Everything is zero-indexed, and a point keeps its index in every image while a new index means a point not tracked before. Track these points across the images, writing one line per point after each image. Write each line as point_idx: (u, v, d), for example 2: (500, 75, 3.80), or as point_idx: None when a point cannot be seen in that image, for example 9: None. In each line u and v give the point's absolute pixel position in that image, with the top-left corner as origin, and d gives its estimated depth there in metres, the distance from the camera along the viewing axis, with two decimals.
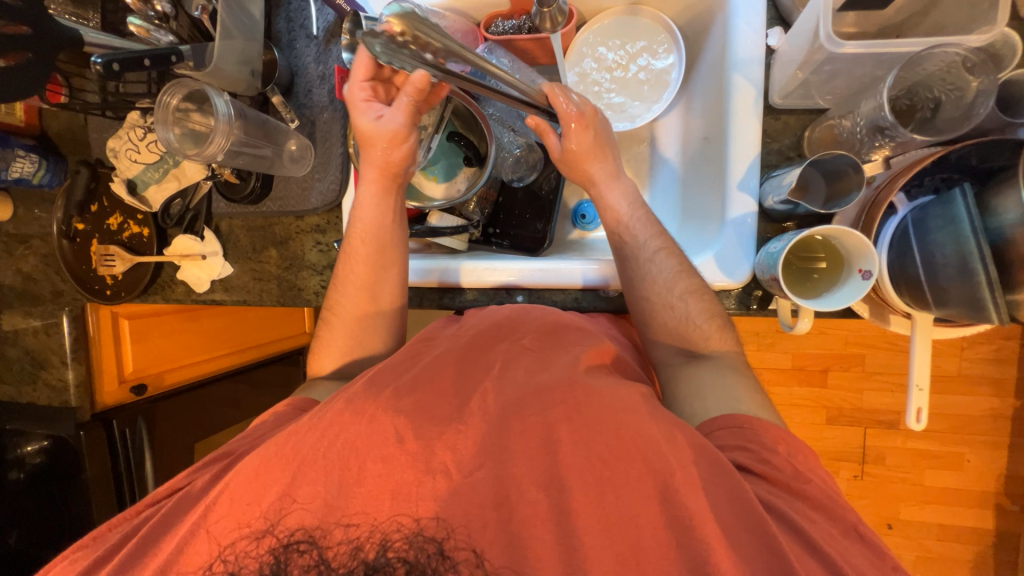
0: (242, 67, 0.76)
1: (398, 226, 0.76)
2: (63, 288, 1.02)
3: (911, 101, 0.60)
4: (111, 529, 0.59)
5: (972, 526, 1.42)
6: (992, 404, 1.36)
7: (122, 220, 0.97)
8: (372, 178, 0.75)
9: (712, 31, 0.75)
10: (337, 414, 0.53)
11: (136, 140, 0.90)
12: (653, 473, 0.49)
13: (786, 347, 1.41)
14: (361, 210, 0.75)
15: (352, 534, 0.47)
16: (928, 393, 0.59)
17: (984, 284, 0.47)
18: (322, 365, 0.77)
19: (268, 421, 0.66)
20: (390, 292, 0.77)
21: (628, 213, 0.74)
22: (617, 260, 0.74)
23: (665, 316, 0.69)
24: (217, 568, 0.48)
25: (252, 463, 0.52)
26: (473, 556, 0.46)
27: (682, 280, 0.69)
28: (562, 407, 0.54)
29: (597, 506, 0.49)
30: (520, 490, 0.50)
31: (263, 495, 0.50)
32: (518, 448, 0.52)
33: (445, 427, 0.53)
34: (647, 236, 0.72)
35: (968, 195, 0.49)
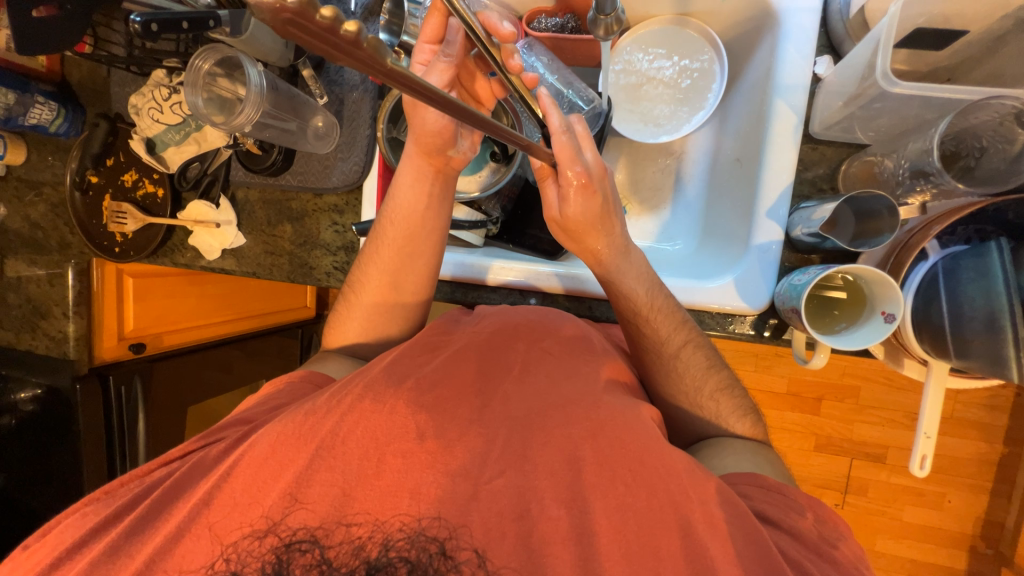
0: (277, 38, 0.76)
1: (433, 214, 0.72)
2: (70, 240, 1.01)
3: (956, 147, 0.58)
4: (124, 485, 0.61)
5: (944, 564, 1.44)
6: (979, 448, 1.37)
7: (137, 178, 0.95)
8: (414, 155, 0.69)
9: (757, 51, 0.74)
10: (356, 402, 0.57)
11: (160, 99, 0.88)
12: (650, 494, 0.52)
13: (783, 370, 1.42)
14: (397, 197, 0.72)
15: (352, 535, 0.50)
16: (935, 441, 0.59)
17: (1010, 342, 0.47)
18: (340, 340, 0.79)
19: (283, 390, 0.68)
20: (417, 278, 0.75)
21: (647, 299, 0.66)
22: (638, 347, 0.70)
23: (694, 416, 0.69)
24: (219, 566, 0.50)
25: (269, 437, 0.55)
26: (474, 557, 0.49)
27: (711, 379, 0.68)
28: (586, 426, 0.56)
29: (593, 521, 0.51)
30: (541, 503, 0.52)
31: (275, 481, 0.53)
32: (540, 460, 0.54)
33: (466, 429, 0.56)
34: (670, 331, 0.67)
35: (1004, 250, 0.49)
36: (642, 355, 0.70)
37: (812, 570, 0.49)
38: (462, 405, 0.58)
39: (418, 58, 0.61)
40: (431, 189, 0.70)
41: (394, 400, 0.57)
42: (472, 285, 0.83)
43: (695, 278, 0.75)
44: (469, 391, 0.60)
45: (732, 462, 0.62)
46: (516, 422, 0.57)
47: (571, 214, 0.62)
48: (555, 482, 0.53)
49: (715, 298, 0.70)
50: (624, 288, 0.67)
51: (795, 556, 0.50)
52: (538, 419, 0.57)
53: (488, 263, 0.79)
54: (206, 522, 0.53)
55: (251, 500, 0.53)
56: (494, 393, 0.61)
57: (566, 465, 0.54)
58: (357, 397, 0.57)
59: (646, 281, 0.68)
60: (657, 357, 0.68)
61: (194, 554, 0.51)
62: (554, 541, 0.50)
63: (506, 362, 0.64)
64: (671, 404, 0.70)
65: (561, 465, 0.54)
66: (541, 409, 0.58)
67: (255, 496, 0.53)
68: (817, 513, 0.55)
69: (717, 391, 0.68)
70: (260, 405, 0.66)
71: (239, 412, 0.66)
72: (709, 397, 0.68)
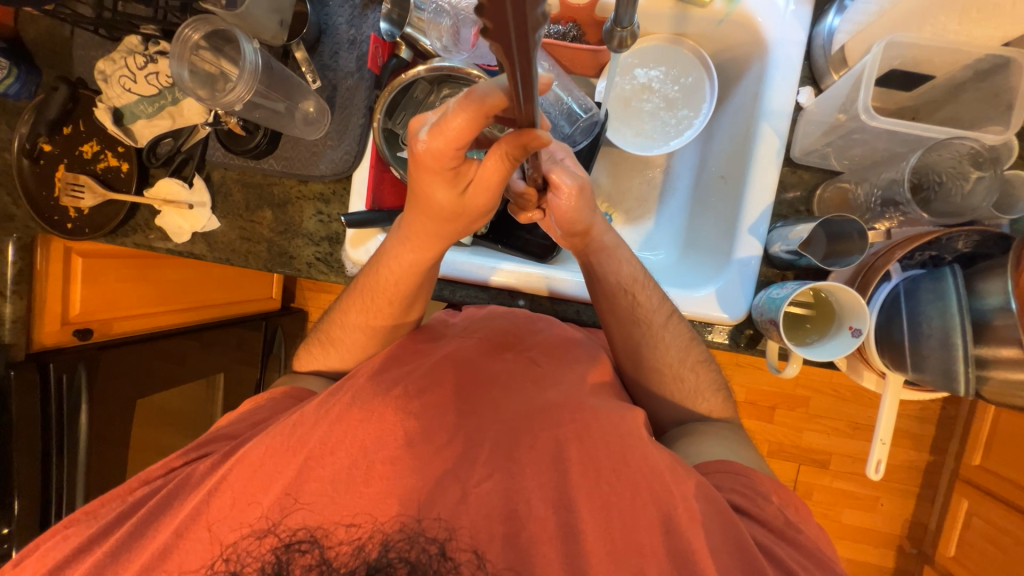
0: (272, 16, 0.72)
1: (426, 281, 0.68)
2: (14, 213, 0.92)
3: (918, 179, 0.65)
4: (99, 506, 0.58)
5: (877, 562, 1.56)
6: (910, 456, 1.50)
7: (98, 150, 0.89)
8: (414, 228, 0.61)
9: (746, 76, 0.78)
10: (344, 411, 0.55)
11: (133, 68, 0.82)
12: (633, 491, 0.53)
13: (742, 380, 1.50)
14: (387, 261, 0.66)
15: (353, 534, 0.49)
16: (889, 447, 0.64)
17: (960, 358, 0.53)
18: (317, 346, 0.74)
19: (260, 405, 0.65)
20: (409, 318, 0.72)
21: (642, 274, 0.70)
22: (626, 321, 0.70)
23: (673, 387, 0.70)
24: (219, 566, 0.49)
25: (258, 450, 0.53)
26: (474, 557, 0.49)
27: (692, 352, 0.70)
28: (572, 426, 0.57)
29: (580, 521, 0.51)
30: (529, 505, 0.52)
31: (265, 494, 0.51)
32: (530, 461, 0.54)
33: (454, 433, 0.55)
34: (659, 301, 0.70)
35: (958, 275, 0.55)
36: (627, 337, 0.71)
37: (784, 559, 0.51)
38: (449, 408, 0.57)
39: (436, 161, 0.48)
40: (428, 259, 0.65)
41: (381, 406, 0.56)
42: (461, 284, 0.83)
43: (679, 287, 0.78)
44: (455, 393, 0.59)
45: (706, 448, 0.64)
46: (503, 425, 0.57)
47: (565, 214, 0.64)
48: (545, 483, 0.53)
49: (699, 307, 0.73)
50: (620, 257, 0.70)
51: (770, 549, 0.52)
52: (527, 420, 0.57)
53: (479, 264, 0.79)
54: (203, 526, 0.51)
55: (243, 505, 0.51)
56: (482, 399, 0.60)
57: (552, 466, 0.54)
58: (344, 406, 0.55)
59: (630, 253, 0.71)
60: (643, 333, 0.70)
61: (191, 556, 0.50)
62: (541, 541, 0.50)
63: (495, 364, 0.64)
64: (656, 389, 0.71)
65: (548, 468, 0.54)
66: (529, 411, 0.58)
67: (252, 498, 0.52)
68: (781, 498, 0.58)
69: (697, 363, 0.70)
70: (242, 414, 0.63)
71: (221, 426, 0.63)
72: (690, 368, 0.70)
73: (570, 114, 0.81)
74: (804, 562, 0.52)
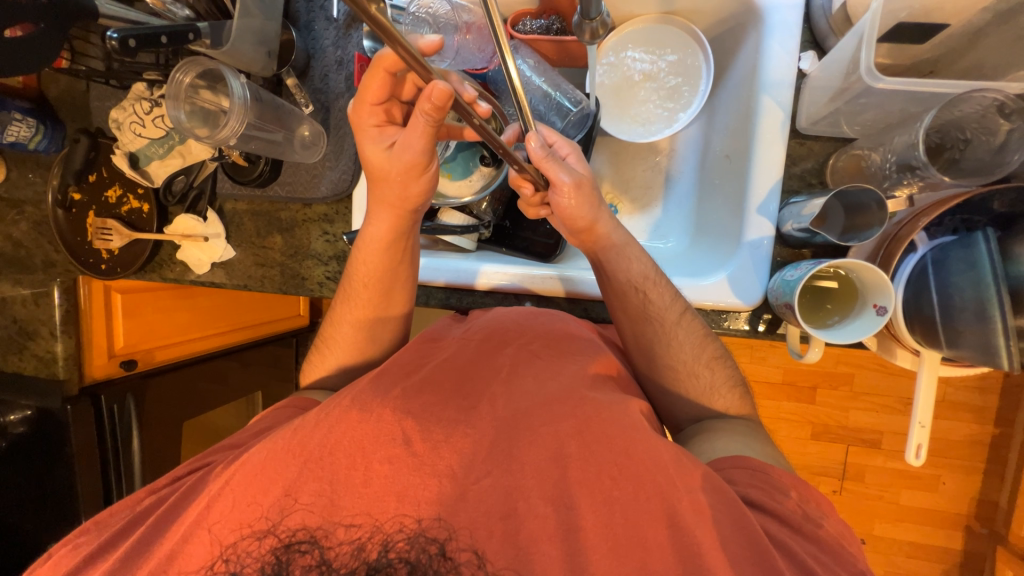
0: (260, 48, 0.73)
1: (403, 265, 0.72)
2: (56, 259, 1.00)
3: (941, 139, 0.59)
4: (112, 514, 0.60)
5: (941, 545, 1.46)
6: (971, 430, 1.39)
7: (121, 194, 0.94)
8: (383, 217, 0.68)
9: (743, 46, 0.74)
10: (344, 413, 0.55)
11: (142, 113, 0.86)
12: (636, 485, 0.51)
13: (778, 360, 1.43)
14: (363, 254, 0.71)
15: (353, 535, 0.49)
16: (929, 430, 0.59)
17: (999, 331, 0.49)
18: (325, 361, 0.76)
19: (264, 418, 0.67)
20: (394, 318, 0.76)
21: (653, 270, 0.68)
22: (639, 319, 0.69)
23: (689, 385, 0.68)
24: (218, 568, 0.49)
25: (258, 456, 0.53)
26: (474, 557, 0.48)
27: (706, 348, 0.68)
28: (572, 421, 0.55)
29: (579, 516, 0.50)
30: (527, 502, 0.51)
31: (254, 503, 0.51)
32: (528, 460, 0.53)
33: (452, 430, 0.55)
34: (670, 296, 0.68)
35: (991, 240, 0.50)
36: (640, 334, 0.69)
37: (798, 550, 0.49)
38: (447, 408, 0.57)
39: (368, 120, 0.60)
40: (398, 240, 0.70)
41: (380, 407, 0.56)
42: (466, 290, 0.83)
43: (689, 276, 0.75)
44: (453, 395, 0.59)
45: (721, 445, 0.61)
46: (500, 423, 0.56)
47: (566, 212, 0.64)
48: (546, 482, 0.52)
49: (711, 296, 0.70)
50: (629, 254, 0.68)
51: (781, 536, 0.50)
52: (526, 418, 0.56)
53: (483, 268, 0.79)
54: (205, 526, 0.51)
55: (246, 500, 0.51)
56: (481, 396, 0.60)
57: (553, 463, 0.53)
58: (345, 407, 0.55)
59: (640, 250, 0.69)
60: (656, 330, 0.68)
61: (193, 556, 0.50)
62: (539, 537, 0.49)
63: (494, 364, 0.64)
64: (671, 389, 0.69)
65: (546, 463, 0.53)
66: (527, 409, 0.57)
67: (253, 496, 0.51)
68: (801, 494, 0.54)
69: (712, 359, 0.68)
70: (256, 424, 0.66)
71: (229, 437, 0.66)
72: (705, 365, 0.68)
73: (562, 109, 0.79)
74: (822, 557, 0.49)
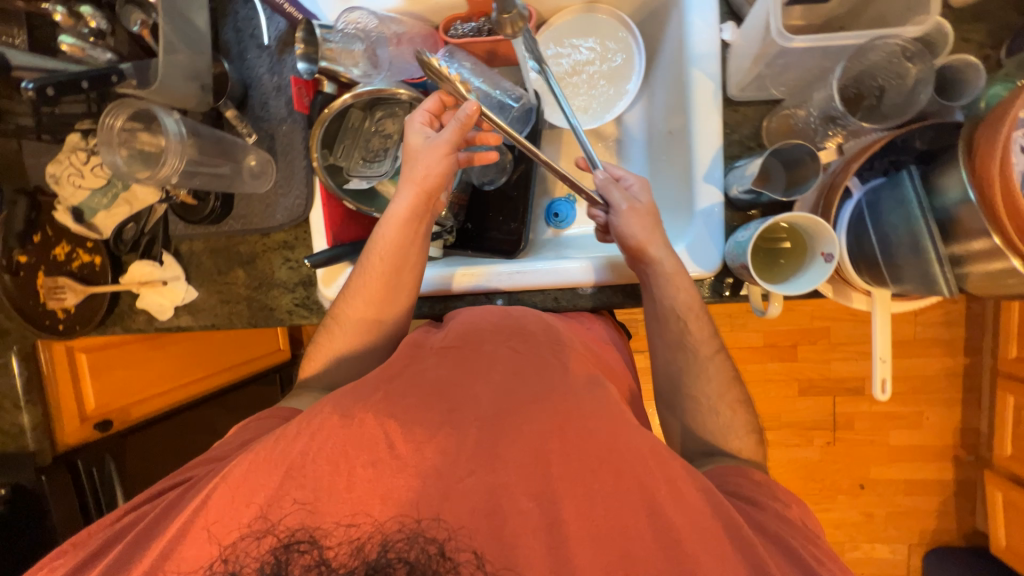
0: (192, 83, 0.72)
1: (417, 249, 0.73)
2: (10, 326, 0.95)
3: (857, 90, 0.63)
4: None
5: (935, 478, 1.52)
6: (945, 363, 1.45)
7: (70, 250, 0.91)
8: (408, 195, 0.70)
9: (668, 26, 0.77)
10: (326, 417, 0.54)
11: (79, 164, 0.84)
12: (617, 480, 0.52)
13: (756, 324, 1.48)
14: (383, 229, 0.72)
15: (352, 535, 0.49)
16: (891, 364, 0.62)
17: (934, 261, 0.51)
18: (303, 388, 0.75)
19: (247, 430, 0.65)
20: (398, 312, 0.74)
21: (697, 307, 0.68)
22: (674, 347, 0.71)
23: (704, 420, 0.68)
24: (218, 567, 0.48)
25: (239, 467, 0.52)
26: (474, 557, 0.48)
27: (731, 391, 0.69)
28: (552, 417, 0.55)
29: (562, 511, 0.50)
30: (512, 497, 0.51)
31: (246, 505, 0.50)
32: (510, 456, 0.53)
33: (435, 431, 0.54)
34: (705, 333, 0.69)
35: (914, 177, 0.52)
36: (668, 342, 0.71)
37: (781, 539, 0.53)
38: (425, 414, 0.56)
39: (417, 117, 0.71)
40: (418, 220, 0.72)
41: (362, 410, 0.54)
42: (439, 297, 0.83)
43: None
44: (435, 401, 0.57)
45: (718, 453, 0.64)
46: (485, 423, 0.55)
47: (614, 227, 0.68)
48: (529, 475, 0.52)
49: None
50: (680, 282, 0.68)
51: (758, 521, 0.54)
52: (506, 412, 0.56)
53: (455, 272, 0.80)
54: (203, 525, 0.50)
55: (240, 503, 0.50)
56: (462, 397, 0.58)
57: (534, 458, 0.53)
58: (328, 410, 0.54)
59: (689, 280, 0.69)
60: (688, 358, 0.70)
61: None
62: (526, 528, 0.50)
63: (473, 364, 0.63)
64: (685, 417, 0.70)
65: (529, 458, 0.53)
66: (511, 407, 0.56)
67: (249, 497, 0.51)
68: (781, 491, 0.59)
69: (736, 402, 0.69)
70: (237, 434, 0.64)
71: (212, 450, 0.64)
72: (727, 405, 0.68)
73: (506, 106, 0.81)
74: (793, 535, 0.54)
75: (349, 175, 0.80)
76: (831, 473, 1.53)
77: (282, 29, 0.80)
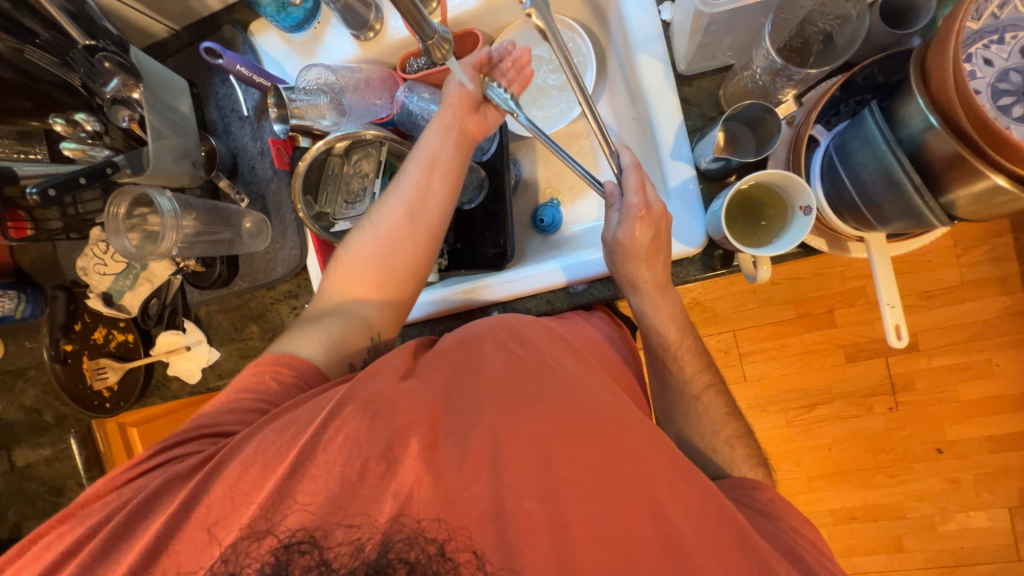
0: (183, 162, 0.79)
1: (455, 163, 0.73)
2: (65, 411, 1.04)
3: (803, 38, 0.63)
4: None
5: (1020, 430, 1.37)
6: (1002, 303, 1.34)
7: (106, 332, 0.99)
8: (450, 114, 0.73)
9: (612, 18, 0.78)
10: (334, 412, 0.54)
11: (102, 254, 0.93)
12: (616, 477, 0.51)
13: (783, 296, 1.41)
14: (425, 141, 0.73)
15: (352, 534, 0.48)
16: (901, 309, 0.58)
17: (912, 192, 0.48)
18: None
19: (260, 398, 0.62)
20: (430, 226, 0.72)
21: (675, 327, 0.71)
22: (655, 348, 0.74)
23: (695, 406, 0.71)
24: (217, 568, 0.48)
25: (249, 455, 0.53)
26: (474, 557, 0.47)
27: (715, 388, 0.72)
28: (552, 420, 0.54)
29: (567, 512, 0.49)
30: (515, 498, 0.50)
31: (246, 504, 0.50)
32: (513, 459, 0.51)
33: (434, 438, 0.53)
34: (678, 343, 0.71)
35: (875, 112, 0.50)
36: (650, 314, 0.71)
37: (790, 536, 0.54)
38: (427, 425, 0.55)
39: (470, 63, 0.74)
40: (454, 138, 0.73)
41: (378, 402, 0.55)
42: (439, 319, 0.85)
43: None
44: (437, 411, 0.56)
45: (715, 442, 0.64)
46: (490, 429, 0.54)
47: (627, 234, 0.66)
48: (532, 477, 0.51)
49: None
50: (663, 302, 0.70)
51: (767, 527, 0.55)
52: (506, 415, 0.55)
53: (447, 292, 0.82)
54: (201, 525, 0.50)
55: (241, 502, 0.50)
56: (463, 400, 0.57)
57: (537, 461, 0.51)
58: (335, 407, 0.54)
59: (673, 299, 0.71)
60: (666, 356, 0.72)
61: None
62: (530, 531, 0.48)
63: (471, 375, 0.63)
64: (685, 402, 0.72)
65: (532, 463, 0.51)
66: (508, 409, 0.55)
67: (253, 493, 0.51)
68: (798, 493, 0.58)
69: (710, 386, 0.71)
70: (244, 402, 0.62)
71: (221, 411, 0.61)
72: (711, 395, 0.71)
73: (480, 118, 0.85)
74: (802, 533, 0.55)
75: (335, 219, 0.84)
76: (898, 440, 1.41)
77: (257, 99, 0.87)
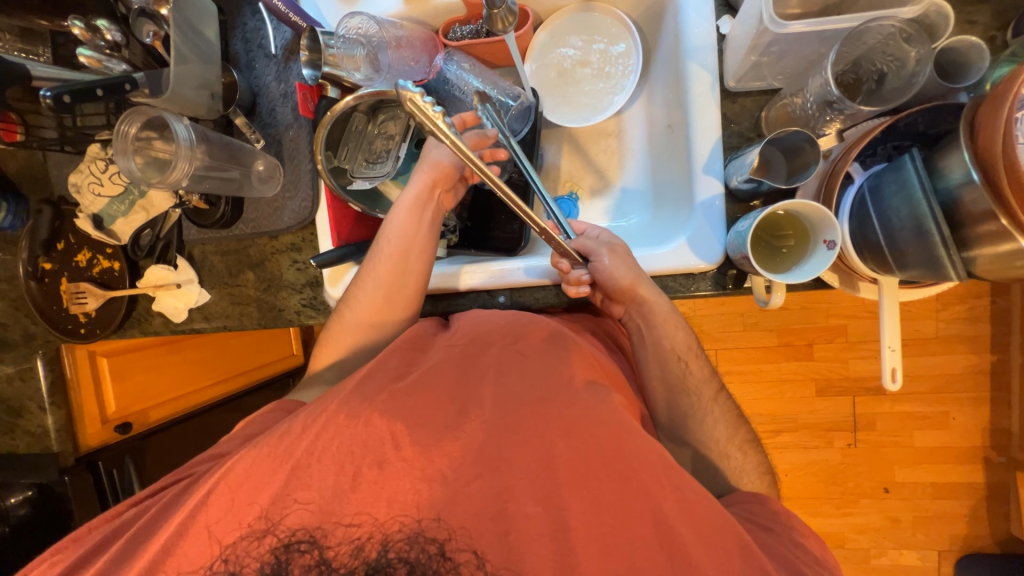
0: (201, 92, 0.76)
1: (429, 238, 0.76)
2: (35, 331, 0.99)
3: (856, 75, 0.64)
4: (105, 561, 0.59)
5: (964, 481, 1.45)
6: (969, 361, 1.40)
7: (91, 256, 0.94)
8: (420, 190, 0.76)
9: (666, 23, 0.78)
10: (332, 417, 0.54)
11: (98, 173, 0.88)
12: (618, 484, 0.52)
13: (770, 323, 1.45)
14: (394, 220, 0.76)
15: (352, 534, 0.50)
16: (900, 352, 0.60)
17: (938, 244, 0.49)
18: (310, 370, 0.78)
19: (250, 424, 0.65)
20: (408, 298, 0.76)
21: (684, 344, 0.72)
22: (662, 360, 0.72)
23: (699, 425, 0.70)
24: (218, 567, 0.51)
25: (244, 462, 0.53)
26: (473, 558, 0.49)
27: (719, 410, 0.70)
28: (560, 424, 0.54)
29: (569, 517, 0.51)
30: (517, 502, 0.51)
31: (248, 504, 0.52)
32: (518, 460, 0.53)
33: (439, 436, 0.54)
34: (688, 352, 0.72)
35: (916, 159, 0.51)
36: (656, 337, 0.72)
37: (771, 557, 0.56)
38: (433, 412, 0.56)
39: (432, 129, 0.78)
40: (428, 213, 0.77)
41: (368, 411, 0.55)
42: (441, 295, 0.83)
43: (652, 246, 0.76)
44: (445, 402, 0.57)
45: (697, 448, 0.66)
46: (494, 423, 0.55)
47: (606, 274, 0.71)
48: (536, 482, 0.52)
49: (673, 261, 0.71)
50: (666, 329, 0.71)
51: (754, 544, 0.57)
52: (514, 415, 0.55)
53: (455, 272, 0.80)
54: (203, 525, 0.52)
55: (241, 503, 0.52)
56: (470, 397, 0.58)
57: (542, 465, 0.52)
58: (333, 410, 0.55)
59: (682, 323, 0.72)
60: (683, 370, 0.71)
61: (196, 558, 0.51)
62: (531, 535, 0.50)
63: (481, 367, 0.62)
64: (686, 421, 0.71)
65: (537, 463, 0.53)
66: (513, 410, 0.56)
67: (252, 498, 0.52)
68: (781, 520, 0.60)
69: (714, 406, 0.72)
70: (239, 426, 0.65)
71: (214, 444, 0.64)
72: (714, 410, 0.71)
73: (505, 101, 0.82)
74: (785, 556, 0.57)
75: (353, 176, 0.82)
76: (852, 475, 1.48)
77: (288, 38, 0.83)
